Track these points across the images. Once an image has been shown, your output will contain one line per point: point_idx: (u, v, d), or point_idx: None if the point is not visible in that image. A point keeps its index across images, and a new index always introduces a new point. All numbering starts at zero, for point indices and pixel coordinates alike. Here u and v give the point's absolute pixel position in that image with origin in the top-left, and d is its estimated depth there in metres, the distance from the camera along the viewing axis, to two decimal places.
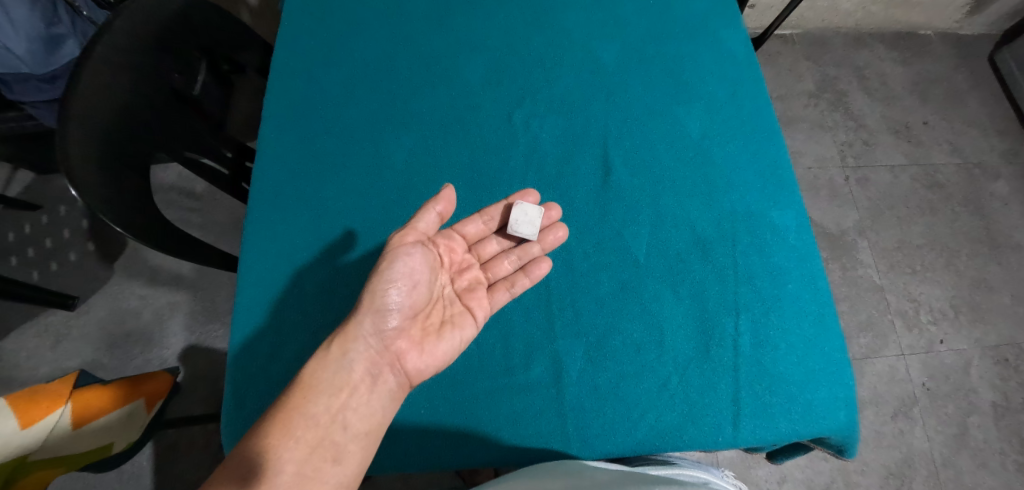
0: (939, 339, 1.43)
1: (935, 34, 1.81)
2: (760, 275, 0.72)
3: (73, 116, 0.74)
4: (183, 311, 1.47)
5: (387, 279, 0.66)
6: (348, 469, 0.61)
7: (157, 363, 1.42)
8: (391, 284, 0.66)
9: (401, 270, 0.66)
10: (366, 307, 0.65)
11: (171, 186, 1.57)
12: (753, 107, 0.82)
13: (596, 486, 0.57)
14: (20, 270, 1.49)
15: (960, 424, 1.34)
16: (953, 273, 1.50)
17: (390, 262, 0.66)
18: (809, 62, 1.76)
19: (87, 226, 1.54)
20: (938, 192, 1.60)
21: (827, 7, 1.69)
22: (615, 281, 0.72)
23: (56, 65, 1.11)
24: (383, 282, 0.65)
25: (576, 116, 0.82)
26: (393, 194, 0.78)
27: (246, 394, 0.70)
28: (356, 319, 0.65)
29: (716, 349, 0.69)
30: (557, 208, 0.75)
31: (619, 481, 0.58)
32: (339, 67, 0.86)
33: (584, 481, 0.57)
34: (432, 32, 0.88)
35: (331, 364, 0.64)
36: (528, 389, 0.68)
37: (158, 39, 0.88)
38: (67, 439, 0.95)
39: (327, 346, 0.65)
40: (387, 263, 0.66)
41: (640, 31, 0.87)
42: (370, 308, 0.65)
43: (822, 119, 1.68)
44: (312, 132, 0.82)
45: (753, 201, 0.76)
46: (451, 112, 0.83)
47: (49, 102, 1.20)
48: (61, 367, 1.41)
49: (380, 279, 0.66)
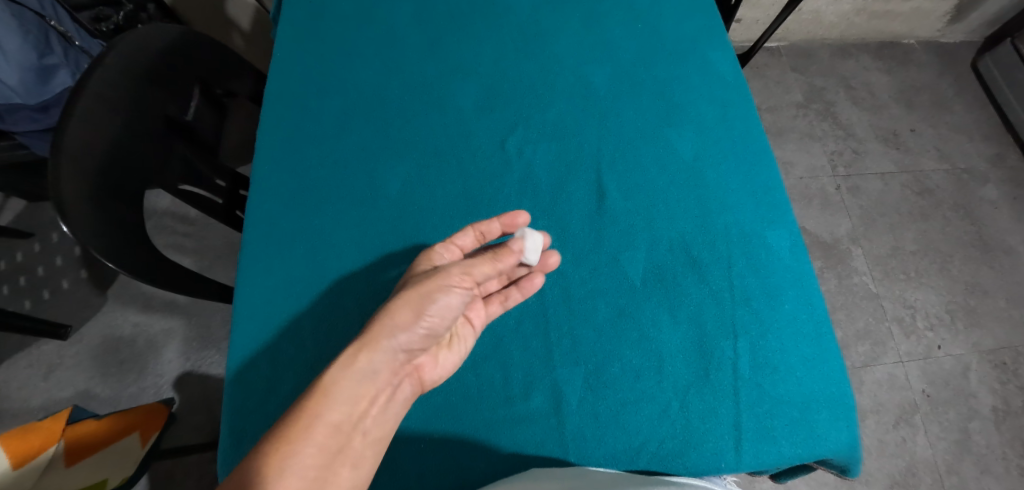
0: (937, 345, 1.43)
1: (917, 43, 1.84)
2: (756, 296, 0.72)
3: (66, 152, 0.74)
4: (178, 338, 1.45)
5: (426, 307, 0.63)
6: (365, 473, 0.61)
7: (152, 391, 1.40)
8: (427, 312, 0.63)
9: (440, 303, 0.64)
10: (396, 320, 0.62)
11: (165, 211, 1.57)
12: (743, 128, 0.82)
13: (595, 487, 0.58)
14: (13, 300, 1.48)
15: (962, 430, 1.34)
16: (947, 278, 1.51)
17: (433, 295, 0.63)
18: (797, 73, 1.78)
19: (80, 253, 1.53)
20: (929, 198, 1.61)
21: (812, 19, 1.72)
22: (612, 307, 0.72)
23: (49, 95, 1.12)
24: (422, 308, 0.63)
25: (569, 141, 0.82)
26: (388, 225, 0.78)
27: (244, 427, 0.69)
28: (382, 330, 0.62)
29: (715, 373, 0.68)
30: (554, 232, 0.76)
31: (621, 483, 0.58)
32: (332, 97, 0.86)
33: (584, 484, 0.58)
34: (423, 60, 0.89)
35: (353, 376, 0.61)
36: (528, 419, 0.67)
37: (152, 71, 0.88)
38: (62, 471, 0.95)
39: (351, 359, 0.61)
40: (434, 290, 0.64)
41: (630, 54, 0.88)
42: (402, 323, 0.63)
43: (811, 129, 1.70)
44: (306, 164, 0.82)
45: (746, 222, 0.76)
46: (444, 140, 0.83)
47: (41, 132, 1.19)
48: (55, 397, 1.40)
49: (423, 300, 0.63)
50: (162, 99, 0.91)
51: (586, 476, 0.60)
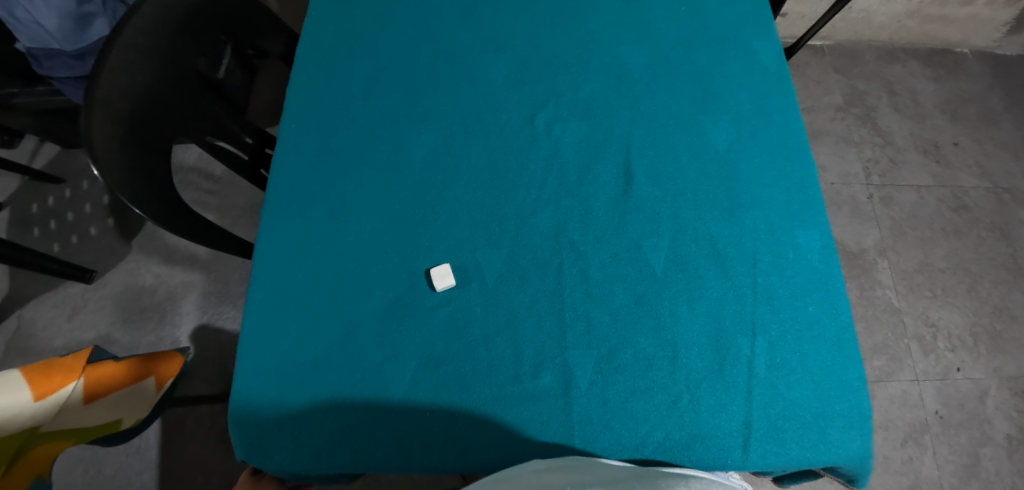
0: (956, 367, 1.39)
1: (970, 52, 1.76)
2: (779, 295, 0.70)
3: (100, 99, 0.75)
4: (196, 292, 1.48)
5: None
6: None
7: (169, 341, 1.43)
8: None
9: None
10: None
11: (191, 167, 1.59)
12: (782, 122, 0.80)
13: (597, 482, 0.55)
14: (43, 242, 1.52)
15: (971, 455, 1.32)
16: (975, 299, 1.46)
17: None
18: (838, 75, 1.72)
19: (108, 202, 1.56)
20: (964, 215, 1.55)
21: (860, 19, 1.65)
22: (630, 293, 0.71)
23: (85, 43, 1.16)
24: None
25: (600, 121, 0.80)
26: (410, 192, 0.77)
27: (253, 382, 0.69)
28: None
29: (730, 369, 0.67)
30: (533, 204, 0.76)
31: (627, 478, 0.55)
32: (363, 61, 0.86)
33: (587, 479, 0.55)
34: (458, 29, 0.87)
35: None
36: (536, 397, 0.67)
37: (188, 22, 0.87)
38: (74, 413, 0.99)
39: None
40: None
41: (670, 37, 0.86)
42: None
43: (848, 134, 1.64)
44: (333, 125, 0.82)
45: (775, 218, 0.74)
46: (472, 112, 0.82)
47: (77, 79, 1.24)
48: (77, 339, 1.44)
49: None
50: (194, 53, 0.90)
51: (589, 471, 0.58)
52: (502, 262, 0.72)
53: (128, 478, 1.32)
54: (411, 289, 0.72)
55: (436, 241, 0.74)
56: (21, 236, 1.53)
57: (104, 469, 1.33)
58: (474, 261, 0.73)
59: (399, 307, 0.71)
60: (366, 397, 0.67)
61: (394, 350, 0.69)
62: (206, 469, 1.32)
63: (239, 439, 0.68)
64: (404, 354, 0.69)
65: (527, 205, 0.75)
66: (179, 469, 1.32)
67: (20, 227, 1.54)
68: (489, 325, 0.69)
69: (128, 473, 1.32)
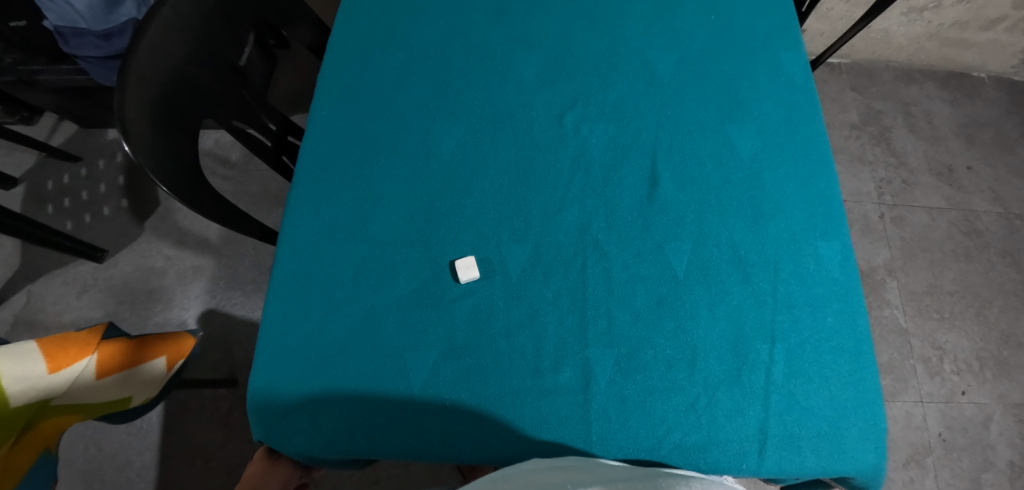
0: (962, 391, 1.39)
1: (988, 77, 1.75)
2: (799, 304, 0.71)
3: (132, 78, 0.75)
4: (206, 275, 1.49)
5: None
6: None
7: (176, 323, 1.45)
8: None
9: None
10: None
11: (207, 153, 1.60)
12: (808, 133, 0.80)
13: (598, 482, 0.53)
14: (56, 219, 1.53)
15: (972, 479, 1.31)
16: (982, 324, 1.46)
17: None
18: (854, 93, 1.72)
19: (123, 182, 1.57)
20: (975, 239, 1.55)
21: (879, 39, 1.65)
22: (652, 294, 0.71)
23: (114, 23, 1.17)
24: None
25: (626, 123, 0.81)
26: (438, 183, 0.78)
27: (274, 363, 0.70)
28: None
29: (748, 375, 0.68)
30: (557, 203, 0.76)
31: (629, 477, 0.53)
32: (396, 52, 0.87)
33: (587, 478, 0.54)
34: (490, 27, 0.88)
35: None
36: (555, 392, 0.67)
37: (221, 7, 0.87)
38: (78, 390, 0.89)
39: None
40: None
41: (699, 44, 0.86)
42: None
43: (862, 152, 1.65)
44: (364, 114, 0.83)
45: (798, 228, 0.74)
46: (502, 108, 0.83)
47: (102, 59, 1.25)
48: (85, 316, 1.46)
49: None
50: (224, 38, 0.91)
51: (590, 470, 0.56)
52: (526, 256, 0.73)
53: (129, 457, 1.33)
54: (435, 279, 0.72)
55: (461, 232, 0.75)
56: (35, 211, 1.54)
57: (106, 447, 1.34)
58: (498, 255, 0.73)
59: (423, 297, 0.72)
60: (386, 382, 0.68)
61: (416, 338, 0.70)
62: (206, 454, 1.33)
63: (258, 418, 0.69)
64: (425, 343, 0.69)
65: (552, 202, 0.76)
66: (180, 451, 1.33)
67: (34, 203, 1.55)
68: (511, 319, 0.70)
69: (128, 453, 1.33)
